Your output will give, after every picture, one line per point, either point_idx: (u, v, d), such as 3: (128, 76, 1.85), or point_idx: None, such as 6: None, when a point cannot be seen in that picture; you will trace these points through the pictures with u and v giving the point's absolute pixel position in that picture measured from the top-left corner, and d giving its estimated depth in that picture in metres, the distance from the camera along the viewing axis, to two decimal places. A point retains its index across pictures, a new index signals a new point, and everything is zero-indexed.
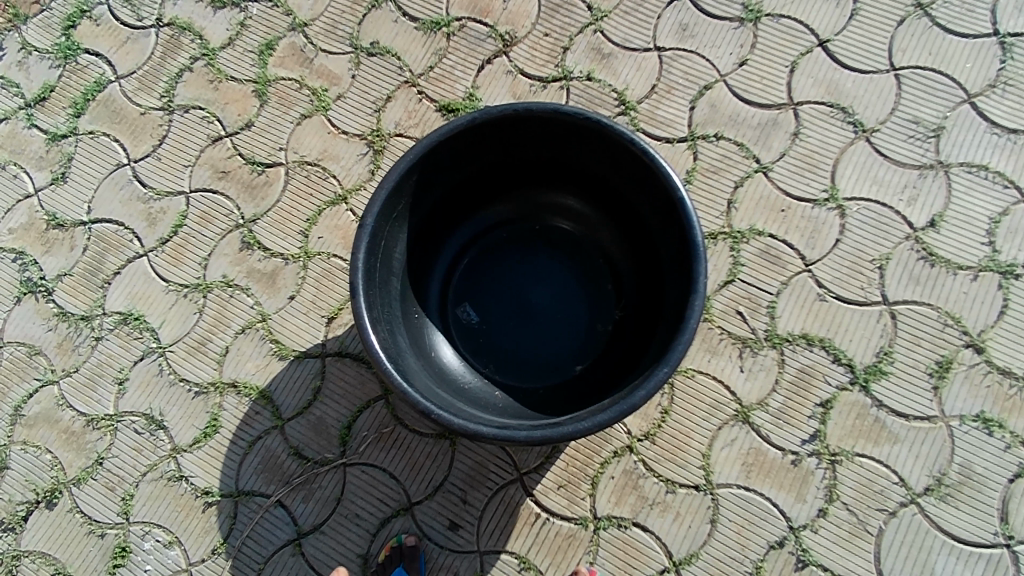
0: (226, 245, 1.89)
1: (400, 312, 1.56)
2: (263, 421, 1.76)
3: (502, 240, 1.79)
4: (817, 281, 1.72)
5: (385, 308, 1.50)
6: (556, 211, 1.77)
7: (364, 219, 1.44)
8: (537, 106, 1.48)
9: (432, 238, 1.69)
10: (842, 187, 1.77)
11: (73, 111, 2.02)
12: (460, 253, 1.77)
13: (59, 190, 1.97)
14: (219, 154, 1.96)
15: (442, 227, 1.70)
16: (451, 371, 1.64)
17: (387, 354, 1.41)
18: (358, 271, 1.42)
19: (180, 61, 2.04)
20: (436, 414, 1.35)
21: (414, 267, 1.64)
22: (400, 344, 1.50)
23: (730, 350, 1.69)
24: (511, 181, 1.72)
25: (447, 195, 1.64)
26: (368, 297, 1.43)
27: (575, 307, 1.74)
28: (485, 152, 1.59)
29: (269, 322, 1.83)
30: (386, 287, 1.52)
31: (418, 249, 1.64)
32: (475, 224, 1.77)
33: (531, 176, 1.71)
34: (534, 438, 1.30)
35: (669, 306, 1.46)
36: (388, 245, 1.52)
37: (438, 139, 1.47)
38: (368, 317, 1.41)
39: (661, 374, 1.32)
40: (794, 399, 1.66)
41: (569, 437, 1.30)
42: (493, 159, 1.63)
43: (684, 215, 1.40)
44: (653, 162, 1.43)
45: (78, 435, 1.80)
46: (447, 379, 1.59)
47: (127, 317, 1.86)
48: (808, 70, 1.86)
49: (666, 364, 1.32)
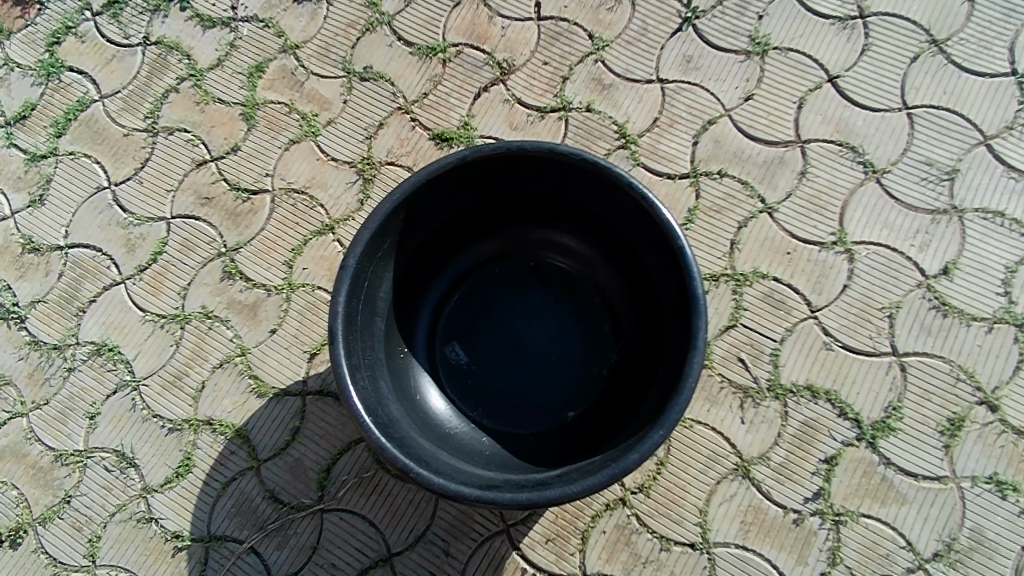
0: (207, 274, 1.82)
1: (384, 354, 1.49)
2: (238, 461, 1.68)
3: (494, 276, 1.71)
4: (822, 329, 1.64)
5: (368, 352, 1.42)
6: (551, 248, 1.69)
7: (347, 259, 1.37)
8: (532, 144, 1.41)
9: (420, 275, 1.61)
10: (851, 230, 1.70)
11: (54, 131, 1.96)
12: (450, 289, 1.69)
13: (36, 212, 1.90)
14: (203, 179, 1.89)
15: (430, 263, 1.62)
16: (438, 415, 1.56)
17: (366, 405, 1.33)
18: (338, 316, 1.35)
19: (167, 82, 1.97)
20: (416, 471, 1.27)
21: (400, 306, 1.56)
22: (382, 390, 1.42)
23: (731, 400, 1.61)
24: (504, 217, 1.64)
25: (437, 230, 1.56)
26: (348, 343, 1.36)
27: (569, 350, 1.66)
28: (477, 188, 1.52)
29: (249, 357, 1.75)
30: (369, 330, 1.44)
31: (405, 287, 1.56)
32: (466, 260, 1.69)
33: (526, 213, 1.63)
34: (519, 500, 1.22)
35: (667, 358, 1.38)
36: (372, 284, 1.44)
37: (426, 177, 1.40)
38: (347, 365, 1.33)
39: (656, 435, 1.24)
40: (797, 454, 1.57)
41: (556, 500, 1.22)
42: (486, 195, 1.55)
43: (684, 264, 1.32)
44: (652, 207, 1.36)
45: (46, 470, 1.72)
46: (432, 425, 1.51)
47: (101, 347, 1.79)
48: (817, 106, 1.79)
49: (662, 425, 1.24)
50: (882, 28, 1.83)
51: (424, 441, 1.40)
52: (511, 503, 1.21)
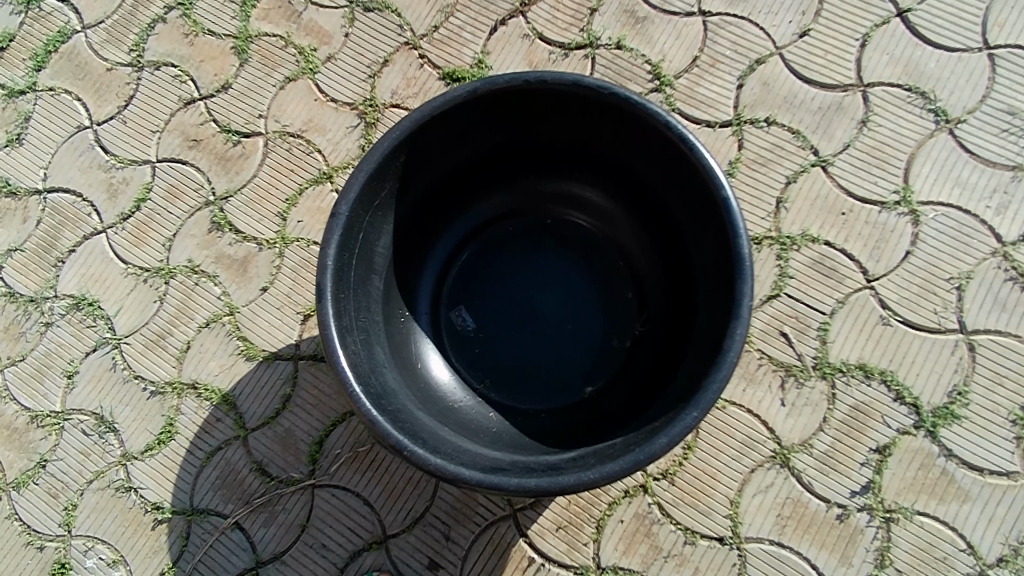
0: (194, 225, 1.66)
1: (381, 317, 1.31)
2: (224, 429, 1.54)
3: (508, 233, 1.52)
4: (880, 301, 1.43)
5: (362, 314, 1.25)
6: (572, 204, 1.50)
7: (338, 207, 1.19)
8: (553, 76, 1.22)
9: (423, 230, 1.43)
10: (917, 188, 1.48)
11: (32, 64, 1.79)
12: (457, 248, 1.51)
13: (13, 153, 1.75)
14: (191, 120, 1.71)
15: (435, 216, 1.44)
16: (441, 386, 1.39)
17: (357, 373, 1.16)
18: (326, 271, 1.17)
19: (154, 11, 1.79)
20: (409, 450, 1.10)
21: (400, 264, 1.38)
22: (378, 356, 1.25)
23: (771, 379, 1.42)
24: (519, 166, 1.45)
25: (443, 179, 1.38)
26: (338, 302, 1.18)
27: (588, 319, 1.47)
28: (489, 131, 1.33)
29: (237, 316, 1.60)
30: (364, 289, 1.27)
31: (406, 243, 1.38)
32: (477, 215, 1.51)
33: (543, 162, 1.44)
34: (526, 487, 1.05)
35: (702, 328, 1.19)
36: (368, 237, 1.26)
37: (432, 113, 1.21)
38: (337, 328, 1.16)
39: (689, 417, 1.06)
40: (844, 442, 1.38)
41: (570, 489, 1.05)
42: (499, 139, 1.37)
43: (727, 218, 1.13)
44: (691, 150, 1.17)
45: (21, 432, 1.60)
46: (434, 397, 1.34)
47: (80, 301, 1.65)
48: (883, 45, 1.56)
49: (695, 406, 1.06)
50: None
51: (423, 414, 1.23)
52: (517, 490, 1.04)
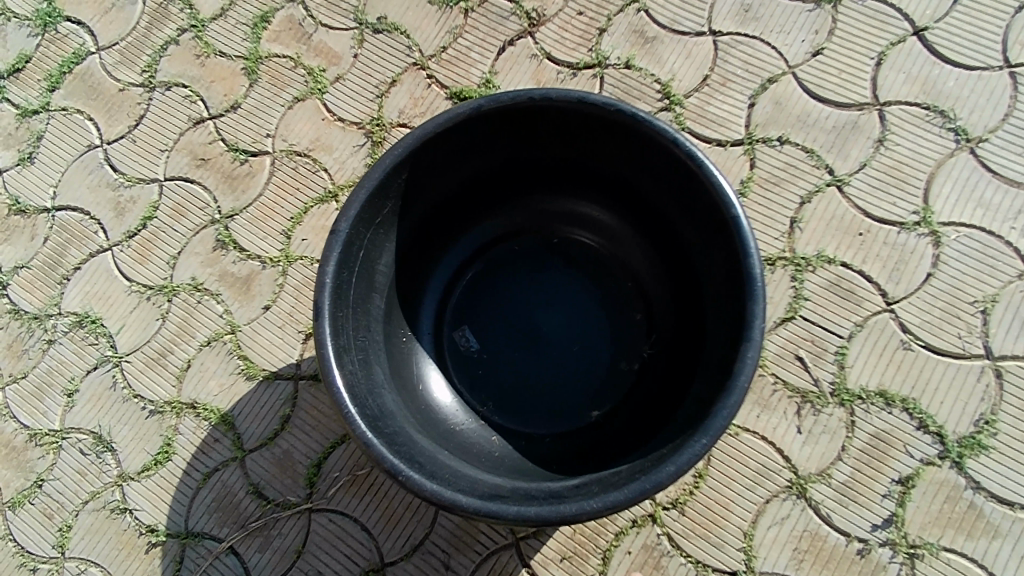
0: (199, 243, 1.65)
1: (382, 337, 1.28)
2: (221, 450, 1.51)
3: (513, 253, 1.49)
4: (900, 325, 1.38)
5: (361, 333, 1.21)
6: (578, 223, 1.47)
7: (338, 223, 1.16)
8: (558, 93, 1.19)
9: (426, 248, 1.40)
10: (937, 208, 1.43)
11: (47, 85, 1.81)
12: (461, 267, 1.48)
13: (25, 171, 1.76)
14: (199, 139, 1.72)
15: (438, 234, 1.41)
16: (442, 408, 1.35)
17: (354, 393, 1.11)
18: (325, 288, 1.13)
19: (167, 33, 1.81)
20: (405, 474, 1.05)
21: (402, 283, 1.35)
22: (377, 376, 1.21)
23: (785, 405, 1.36)
24: (525, 184, 1.42)
25: (446, 197, 1.35)
26: (336, 321, 1.15)
27: (595, 340, 1.43)
28: (493, 148, 1.31)
29: (239, 335, 1.58)
30: (364, 307, 1.23)
31: (408, 262, 1.35)
32: (481, 234, 1.48)
33: (549, 180, 1.41)
34: (526, 515, 0.99)
35: (713, 351, 1.14)
36: (369, 254, 1.23)
37: (435, 130, 1.19)
38: (334, 347, 1.12)
39: (698, 444, 1.00)
40: (865, 472, 1.31)
41: (572, 518, 0.99)
42: (504, 157, 1.34)
43: (738, 237, 1.09)
44: (699, 167, 1.13)
45: (19, 451, 1.58)
46: (434, 420, 1.29)
47: (84, 319, 1.64)
48: (899, 63, 1.53)
49: (705, 432, 1.01)
50: None
51: (422, 438, 1.18)
52: (516, 519, 0.99)
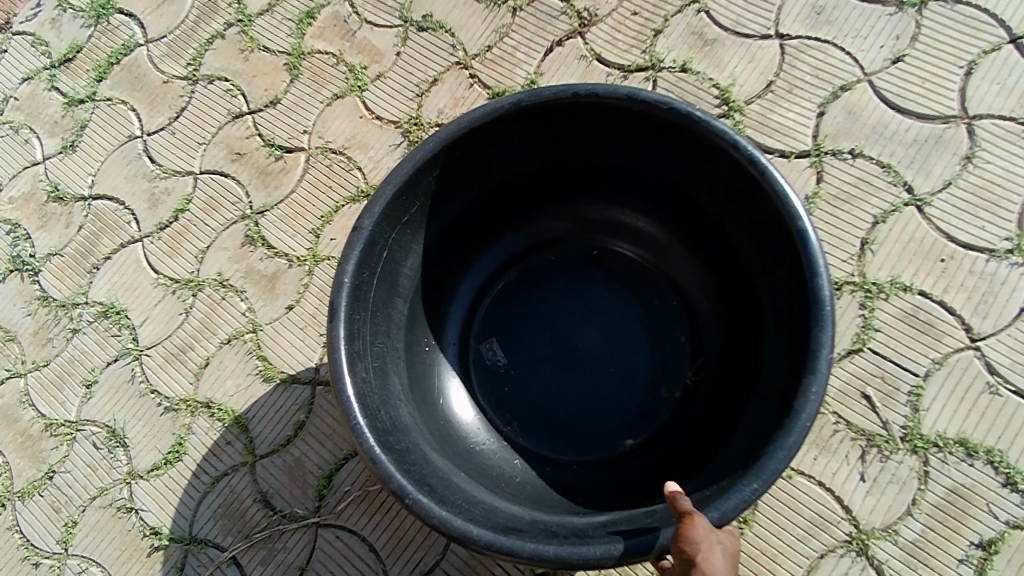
0: (228, 238, 1.60)
1: (402, 345, 1.17)
2: (233, 454, 1.44)
3: (549, 262, 1.37)
4: (987, 365, 1.21)
5: (379, 338, 1.11)
6: (621, 233, 1.35)
7: (361, 219, 1.05)
8: (606, 89, 1.08)
9: (455, 253, 1.29)
10: None
11: (95, 75, 1.82)
12: (492, 275, 1.36)
13: (66, 159, 1.76)
14: (237, 133, 1.68)
15: (469, 239, 1.31)
16: (462, 426, 1.23)
17: (364, 403, 1.00)
18: (342, 288, 1.03)
19: (214, 27, 1.79)
20: (413, 498, 0.93)
21: (428, 290, 1.25)
22: (393, 387, 1.10)
23: (848, 449, 1.19)
24: (565, 188, 1.31)
25: (480, 198, 1.25)
26: (352, 323, 1.04)
27: (635, 361, 1.29)
28: (532, 147, 1.20)
29: (260, 335, 1.51)
30: (384, 310, 1.13)
31: (436, 266, 1.25)
32: (516, 240, 1.36)
33: (591, 184, 1.30)
34: (544, 555, 0.87)
35: (771, 382, 1.00)
36: (394, 256, 1.13)
37: (471, 124, 1.09)
38: (347, 351, 1.01)
39: (748, 489, 0.86)
40: (939, 531, 1.14)
41: (596, 563, 0.86)
42: (543, 158, 1.23)
43: (805, 253, 0.96)
44: (762, 173, 1.01)
45: (34, 440, 1.55)
46: (452, 437, 1.18)
47: (108, 309, 1.61)
48: (992, 74, 1.38)
49: (757, 475, 0.86)
50: None
51: (437, 456, 1.06)
52: (531, 559, 0.87)
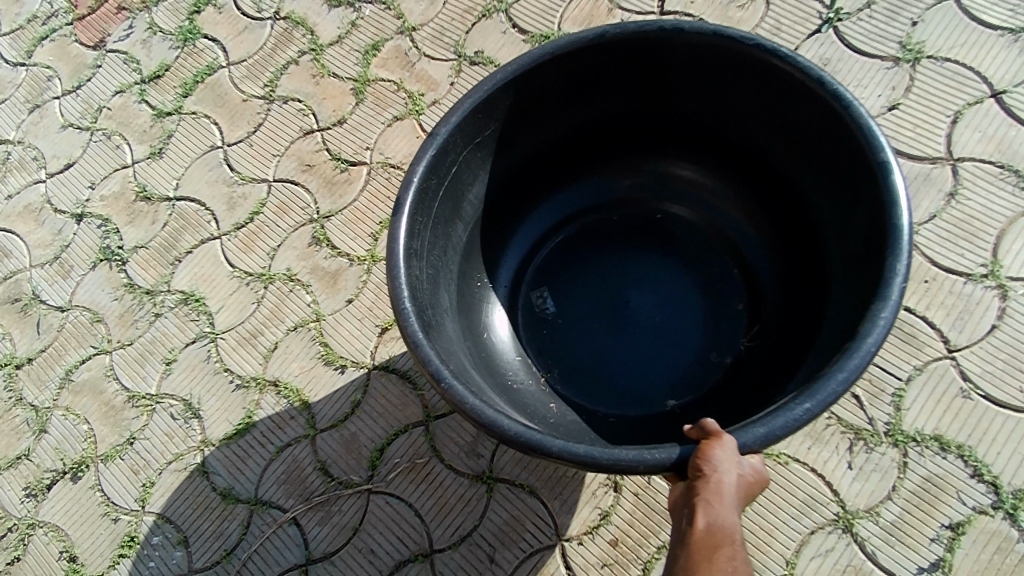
0: (297, 238, 1.81)
1: (456, 269, 1.21)
2: (296, 427, 1.64)
3: (608, 221, 1.42)
4: (962, 373, 1.39)
5: (436, 252, 1.15)
6: (681, 194, 1.40)
7: (438, 127, 1.10)
8: (691, 25, 1.11)
9: (518, 197, 1.34)
10: (1007, 262, 1.46)
11: (181, 91, 2.06)
12: (552, 228, 1.41)
13: (154, 164, 1.99)
14: (308, 147, 1.90)
15: (532, 185, 1.36)
16: (505, 363, 1.26)
17: (413, 290, 1.03)
18: (410, 185, 1.08)
19: (289, 54, 2.02)
20: (449, 384, 0.94)
21: (487, 223, 1.29)
22: (442, 300, 1.14)
23: (838, 440, 1.37)
24: (635, 142, 1.36)
25: (548, 141, 1.30)
26: (414, 222, 1.08)
27: (687, 321, 1.32)
28: (608, 92, 1.24)
29: (323, 323, 1.72)
30: (446, 228, 1.17)
31: (496, 206, 1.30)
32: (578, 195, 1.42)
33: (661, 138, 1.34)
34: (573, 453, 0.86)
35: (836, 320, 1.02)
36: (462, 176, 1.18)
37: (553, 51, 1.13)
38: (404, 245, 1.05)
39: (800, 409, 0.86)
40: (915, 513, 1.31)
41: (629, 466, 0.84)
42: (616, 107, 1.28)
43: (888, 189, 0.98)
44: (846, 108, 1.02)
45: (117, 410, 1.76)
46: (494, 369, 1.20)
47: (189, 297, 1.82)
48: (975, 123, 1.57)
49: (809, 396, 0.86)
50: None
51: (477, 376, 1.09)
52: (560, 453, 0.85)
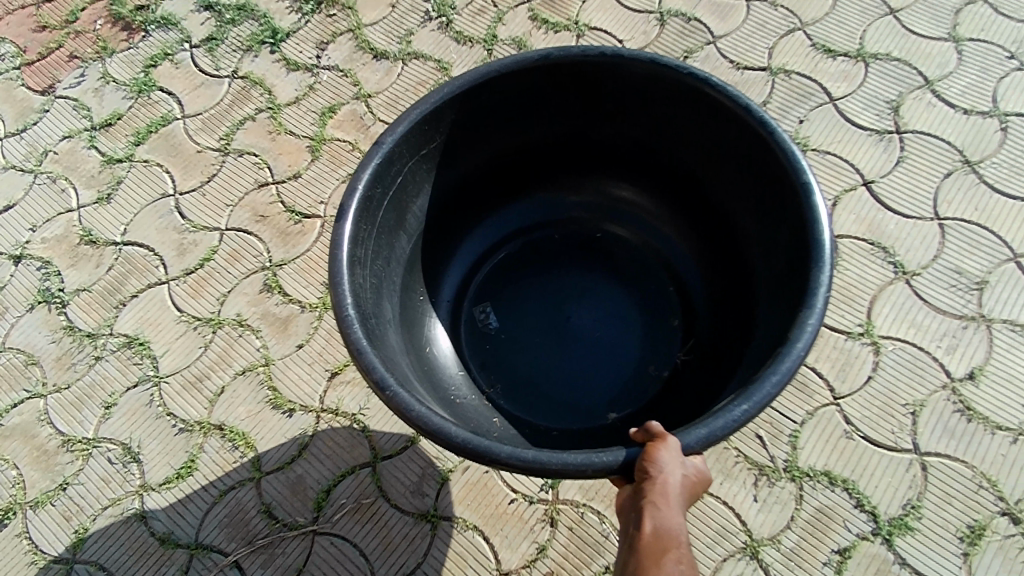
0: (247, 285, 1.88)
1: (399, 280, 1.29)
2: (240, 469, 1.67)
3: (550, 240, 1.51)
4: (845, 417, 1.62)
5: (379, 265, 1.22)
6: (622, 216, 1.50)
7: (383, 137, 1.19)
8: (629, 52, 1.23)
9: (463, 211, 1.44)
10: (878, 323, 1.72)
11: (133, 140, 2.11)
12: (497, 244, 1.50)
13: (101, 209, 2.02)
14: (262, 199, 1.99)
15: (478, 201, 1.45)
16: (448, 379, 1.32)
17: (357, 298, 1.10)
18: (354, 195, 1.15)
19: (246, 111, 2.13)
20: (392, 391, 1.01)
21: (430, 236, 1.38)
22: (386, 313, 1.21)
23: (745, 476, 1.57)
24: (578, 164, 1.47)
25: (496, 158, 1.40)
26: (358, 230, 1.16)
27: (624, 334, 1.40)
28: (554, 113, 1.35)
29: (271, 368, 1.77)
30: (389, 239, 1.26)
31: (440, 221, 1.39)
32: (523, 212, 1.51)
33: (603, 161, 1.45)
34: (519, 458, 0.92)
35: (766, 327, 1.11)
36: (406, 186, 1.27)
37: (499, 70, 1.23)
38: (348, 253, 1.12)
39: (738, 411, 0.94)
40: (809, 541, 1.51)
41: (576, 470, 0.91)
42: (562, 128, 1.39)
43: (806, 205, 1.08)
44: (771, 132, 1.13)
45: (50, 454, 1.73)
46: (436, 384, 1.26)
47: (132, 341, 1.83)
48: (851, 206, 1.87)
49: (746, 399, 0.94)
50: (916, 144, 1.93)
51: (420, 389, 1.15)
52: (507, 459, 0.92)
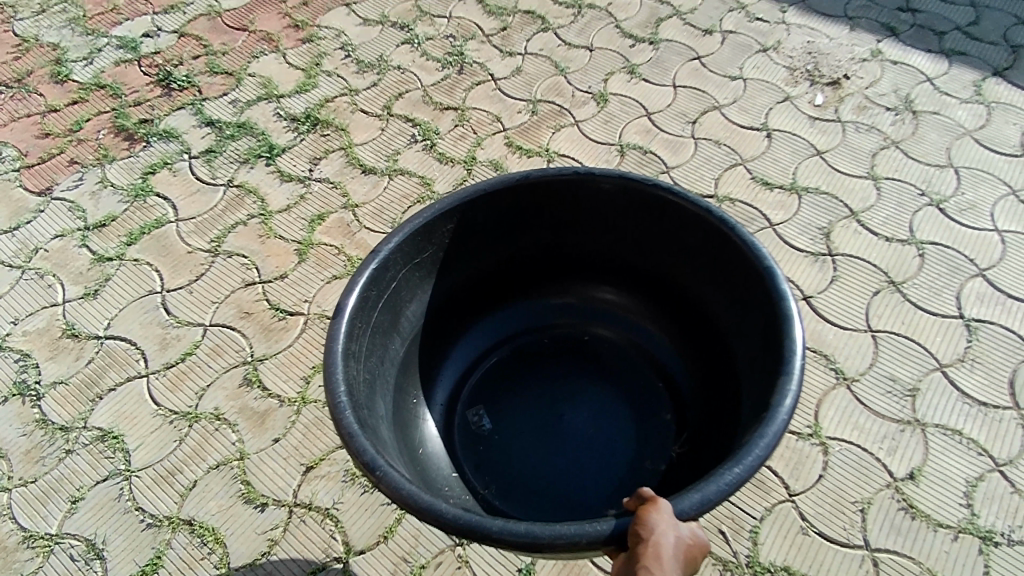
0: (227, 379, 1.93)
1: (393, 380, 1.40)
2: (208, 567, 1.65)
3: (540, 343, 1.64)
4: (800, 514, 1.72)
5: (372, 363, 1.33)
6: (605, 317, 1.64)
7: (380, 246, 1.33)
8: (600, 170, 1.43)
9: (456, 317, 1.56)
10: (825, 425, 1.86)
11: (125, 240, 2.21)
12: (488, 350, 1.62)
13: (86, 304, 2.08)
14: (248, 297, 2.09)
15: (469, 307, 1.58)
16: (439, 480, 1.39)
17: (349, 388, 1.19)
18: (350, 297, 1.27)
19: (238, 216, 2.27)
20: (384, 472, 1.08)
21: (422, 342, 1.50)
22: (376, 404, 1.29)
23: (710, 571, 1.65)
24: (561, 273, 1.63)
25: (485, 269, 1.55)
26: (353, 326, 1.26)
27: (614, 432, 1.50)
28: (538, 226, 1.52)
29: (246, 461, 1.79)
30: (382, 338, 1.37)
31: (433, 328, 1.51)
32: (513, 318, 1.64)
33: (584, 269, 1.61)
34: (512, 531, 1.00)
35: (752, 402, 1.24)
36: (400, 292, 1.40)
37: (483, 189, 1.41)
38: (342, 347, 1.22)
39: (730, 473, 1.05)
40: None
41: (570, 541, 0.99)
42: (546, 239, 1.55)
43: (773, 287, 1.25)
44: (731, 228, 1.32)
45: (8, 551, 1.68)
46: (428, 483, 1.33)
47: (106, 434, 1.84)
48: None
49: (737, 463, 1.06)
50: (847, 264, 2.18)
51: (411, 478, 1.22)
52: (498, 533, 1.00)
